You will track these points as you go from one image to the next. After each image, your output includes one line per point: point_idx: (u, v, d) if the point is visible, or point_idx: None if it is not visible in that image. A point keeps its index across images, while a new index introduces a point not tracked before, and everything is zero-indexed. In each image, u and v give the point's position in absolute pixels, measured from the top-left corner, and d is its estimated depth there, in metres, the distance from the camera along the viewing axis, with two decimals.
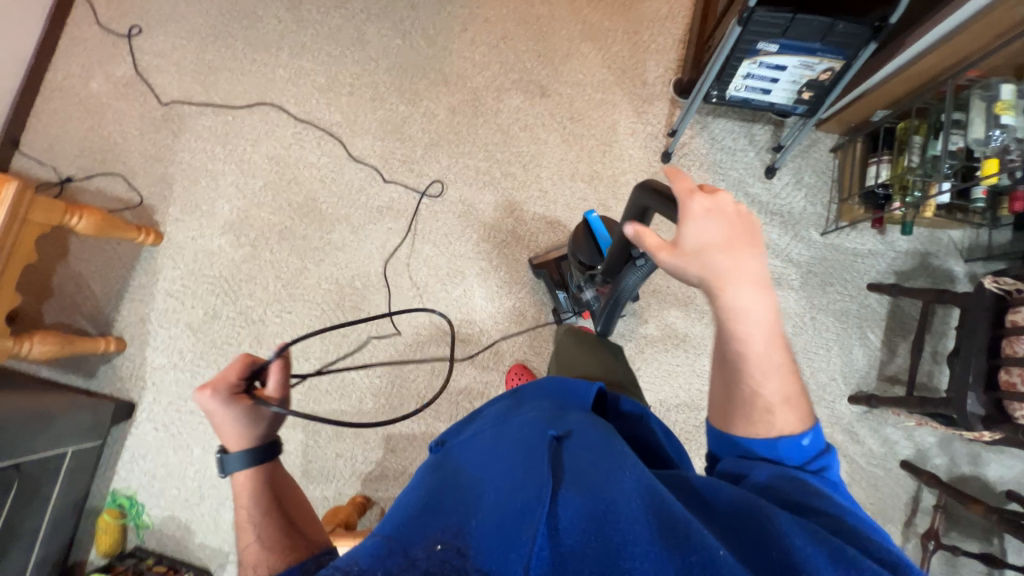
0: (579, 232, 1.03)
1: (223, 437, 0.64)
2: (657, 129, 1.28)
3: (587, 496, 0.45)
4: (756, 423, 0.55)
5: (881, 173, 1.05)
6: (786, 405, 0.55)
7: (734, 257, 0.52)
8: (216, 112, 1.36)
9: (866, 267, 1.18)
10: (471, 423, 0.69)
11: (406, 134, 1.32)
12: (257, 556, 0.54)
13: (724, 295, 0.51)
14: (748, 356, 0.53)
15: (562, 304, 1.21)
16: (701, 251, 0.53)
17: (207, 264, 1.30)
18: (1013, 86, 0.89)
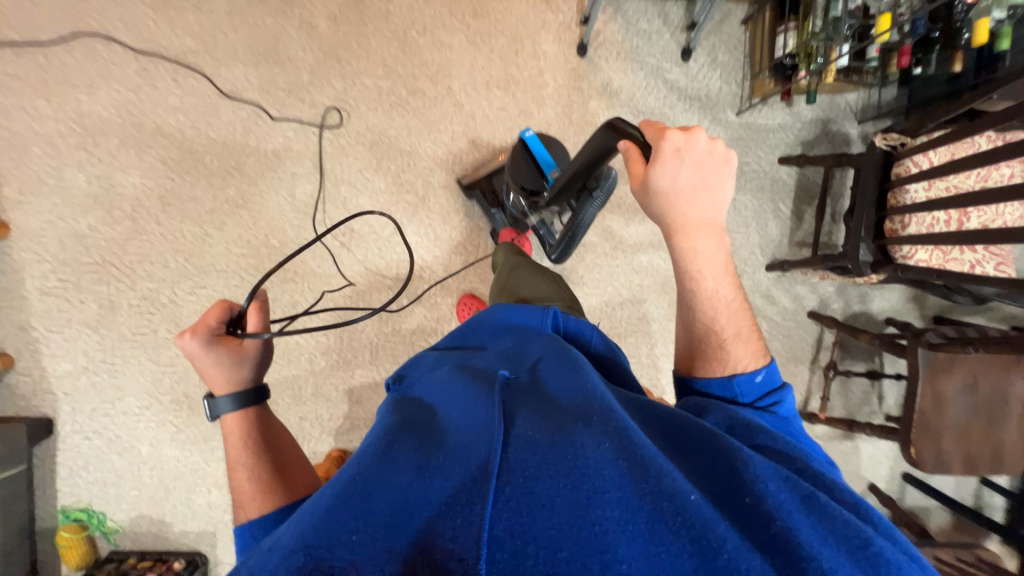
0: (519, 154, 0.97)
1: (210, 381, 0.64)
2: (569, 17, 1.16)
3: (552, 442, 0.43)
4: (712, 357, 0.59)
5: (788, 42, 1.04)
6: (738, 339, 0.60)
7: (695, 199, 0.57)
8: (18, 53, 1.05)
9: (777, 142, 1.23)
10: (427, 355, 0.68)
11: (283, 55, 1.11)
12: (251, 497, 0.57)
13: (682, 238, 0.57)
14: (702, 291, 0.59)
15: (498, 224, 1.16)
16: (668, 194, 0.56)
17: (81, 250, 1.10)
18: None
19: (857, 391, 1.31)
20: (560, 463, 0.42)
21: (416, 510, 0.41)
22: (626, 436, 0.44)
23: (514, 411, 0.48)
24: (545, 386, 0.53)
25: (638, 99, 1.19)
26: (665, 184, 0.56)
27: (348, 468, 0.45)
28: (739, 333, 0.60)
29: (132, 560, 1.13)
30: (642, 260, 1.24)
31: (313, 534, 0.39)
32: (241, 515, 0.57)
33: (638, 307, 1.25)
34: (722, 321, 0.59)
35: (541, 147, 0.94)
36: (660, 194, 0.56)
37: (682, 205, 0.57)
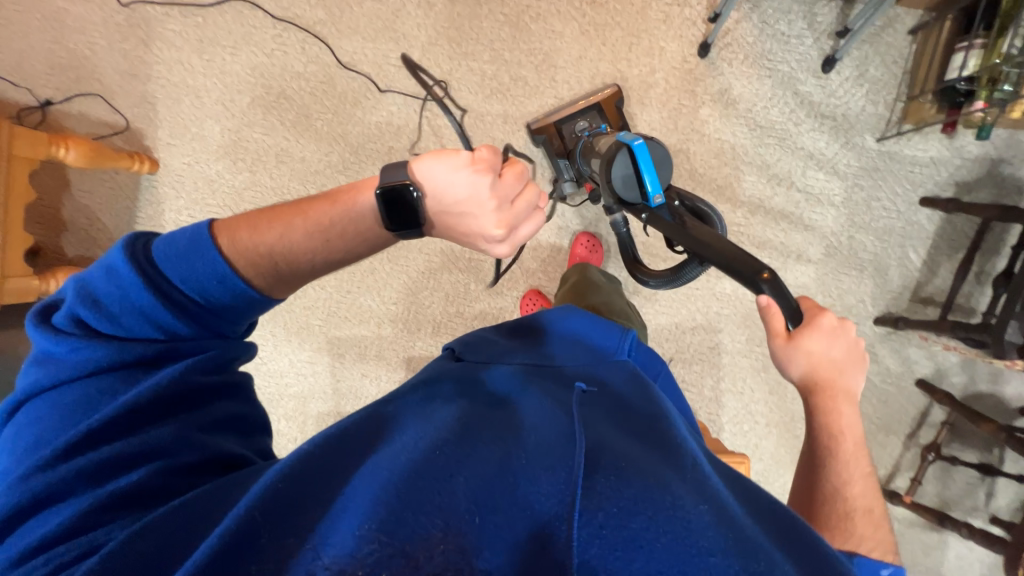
0: (615, 163, 0.73)
1: (439, 211, 0.58)
2: (696, 13, 1.06)
3: (648, 484, 0.41)
4: (833, 530, 0.59)
5: (968, 63, 0.86)
6: (867, 518, 0.60)
7: (839, 371, 0.67)
8: (184, 13, 1.20)
9: (924, 178, 1.05)
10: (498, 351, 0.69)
11: (399, 32, 1.14)
12: (251, 248, 0.53)
13: (822, 395, 0.66)
14: (838, 451, 0.64)
15: (564, 172, 1.10)
16: (812, 358, 0.66)
17: (209, 193, 1.25)
18: None
19: (960, 481, 1.12)
20: (659, 507, 0.39)
21: (495, 508, 0.38)
22: (722, 507, 0.42)
23: (601, 434, 0.47)
24: (629, 424, 0.52)
25: (759, 111, 1.07)
26: (815, 349, 0.66)
27: (427, 441, 0.44)
28: (869, 512, 0.61)
29: None
30: (726, 287, 1.14)
31: (392, 505, 0.37)
32: (230, 232, 0.53)
33: (712, 336, 1.16)
34: (851, 494, 0.62)
35: (646, 160, 0.72)
36: (807, 355, 0.65)
37: (831, 371, 0.67)
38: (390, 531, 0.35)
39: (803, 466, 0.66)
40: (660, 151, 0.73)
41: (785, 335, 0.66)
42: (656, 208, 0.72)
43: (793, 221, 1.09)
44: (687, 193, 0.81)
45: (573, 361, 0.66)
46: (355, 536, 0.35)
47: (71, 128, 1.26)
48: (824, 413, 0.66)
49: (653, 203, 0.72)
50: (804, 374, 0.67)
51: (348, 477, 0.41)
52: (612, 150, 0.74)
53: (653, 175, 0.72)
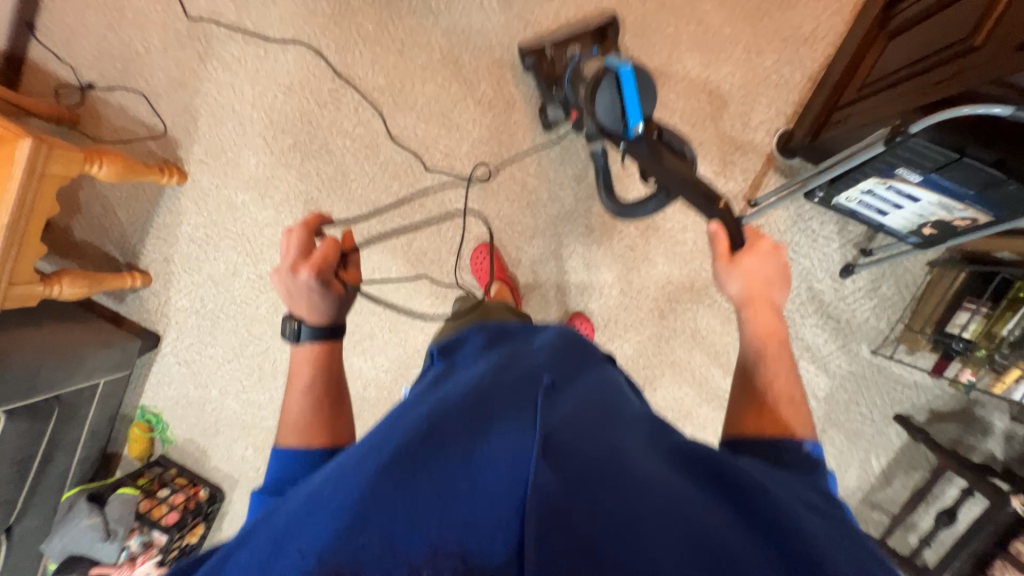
0: (604, 88, 0.80)
1: (294, 309, 0.68)
2: (739, 188, 1.08)
3: (593, 472, 0.43)
4: (765, 415, 0.62)
5: (970, 325, 0.93)
6: (789, 405, 0.63)
7: (771, 287, 0.72)
8: (246, 40, 1.18)
9: (903, 397, 1.10)
10: (476, 333, 0.70)
11: (453, 121, 1.15)
12: (294, 425, 0.63)
13: (755, 305, 0.71)
14: (762, 351, 0.68)
15: (552, 99, 1.08)
16: (748, 276, 0.72)
17: (230, 218, 1.26)
18: None
19: None
20: (607, 495, 0.41)
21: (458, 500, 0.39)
22: (675, 484, 0.44)
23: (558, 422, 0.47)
24: (591, 408, 0.52)
25: None
26: (749, 265, 0.72)
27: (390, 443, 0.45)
28: (794, 402, 0.64)
29: (173, 472, 1.34)
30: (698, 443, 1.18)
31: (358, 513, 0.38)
32: (284, 434, 0.63)
33: None
34: (773, 386, 0.65)
35: (631, 87, 0.80)
36: (744, 273, 0.71)
37: (764, 286, 0.72)
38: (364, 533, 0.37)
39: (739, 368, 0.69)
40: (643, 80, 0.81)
41: (727, 256, 0.73)
42: (634, 138, 0.81)
43: None
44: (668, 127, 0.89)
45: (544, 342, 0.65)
46: (329, 540, 0.37)
47: (109, 118, 1.25)
48: (751, 322, 0.71)
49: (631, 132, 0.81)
50: (737, 292, 0.72)
51: (324, 487, 0.43)
52: (601, 75, 0.81)
53: (636, 106, 0.80)
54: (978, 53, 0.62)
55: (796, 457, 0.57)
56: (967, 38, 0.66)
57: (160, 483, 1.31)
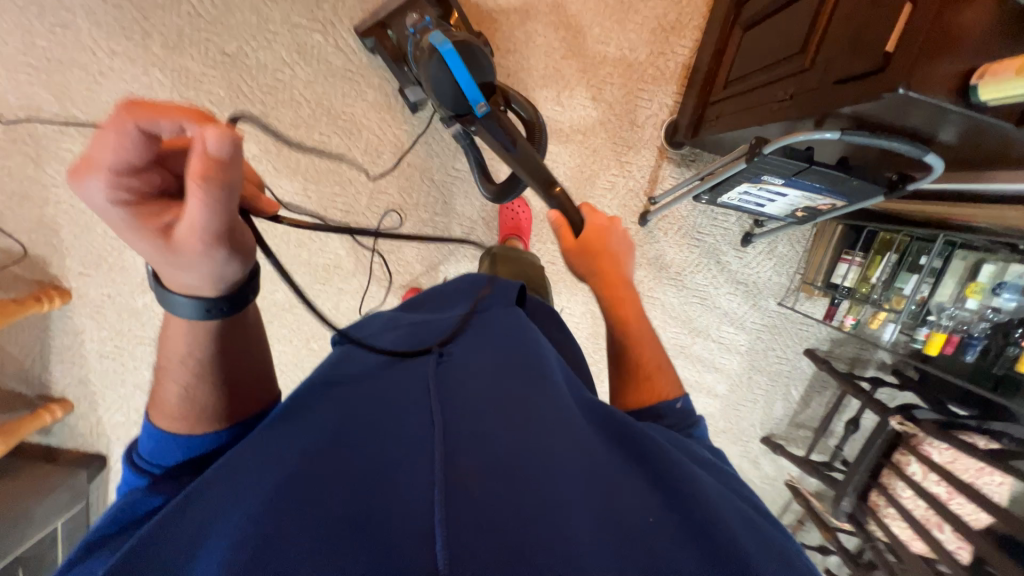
0: (436, 73, 0.74)
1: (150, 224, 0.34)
2: (639, 185, 1.12)
3: (513, 449, 0.39)
4: (636, 385, 0.64)
5: (848, 274, 1.03)
6: (660, 371, 0.65)
7: (617, 260, 0.75)
8: (84, 133, 1.04)
9: (808, 334, 1.25)
10: (380, 316, 0.65)
11: (345, 177, 1.10)
12: (173, 411, 0.43)
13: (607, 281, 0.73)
14: (625, 320, 0.70)
15: (406, 81, 0.99)
16: (591, 256, 0.74)
17: (139, 323, 1.18)
18: (993, 270, 0.84)
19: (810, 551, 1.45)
20: (520, 474, 0.37)
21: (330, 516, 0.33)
22: (590, 450, 0.41)
23: (468, 401, 0.44)
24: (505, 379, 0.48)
25: (687, 277, 1.19)
26: (590, 247, 0.74)
27: (248, 469, 0.37)
28: (659, 368, 0.66)
29: None
30: None
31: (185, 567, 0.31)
32: (156, 422, 0.43)
33: None
34: (641, 355, 0.67)
35: (460, 66, 0.73)
36: (584, 253, 0.74)
37: (611, 262, 0.75)
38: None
39: (610, 343, 0.71)
40: (474, 54, 0.74)
41: (569, 240, 0.75)
42: (482, 118, 0.76)
43: (705, 364, 1.27)
44: (512, 88, 0.86)
45: (452, 316, 0.60)
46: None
47: None
48: (612, 297, 0.73)
49: (477, 112, 0.75)
50: (584, 271, 0.75)
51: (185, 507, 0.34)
52: (426, 59, 0.74)
53: (472, 84, 0.74)
54: (810, 75, 0.65)
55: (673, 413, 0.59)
56: (799, 53, 0.70)
57: None
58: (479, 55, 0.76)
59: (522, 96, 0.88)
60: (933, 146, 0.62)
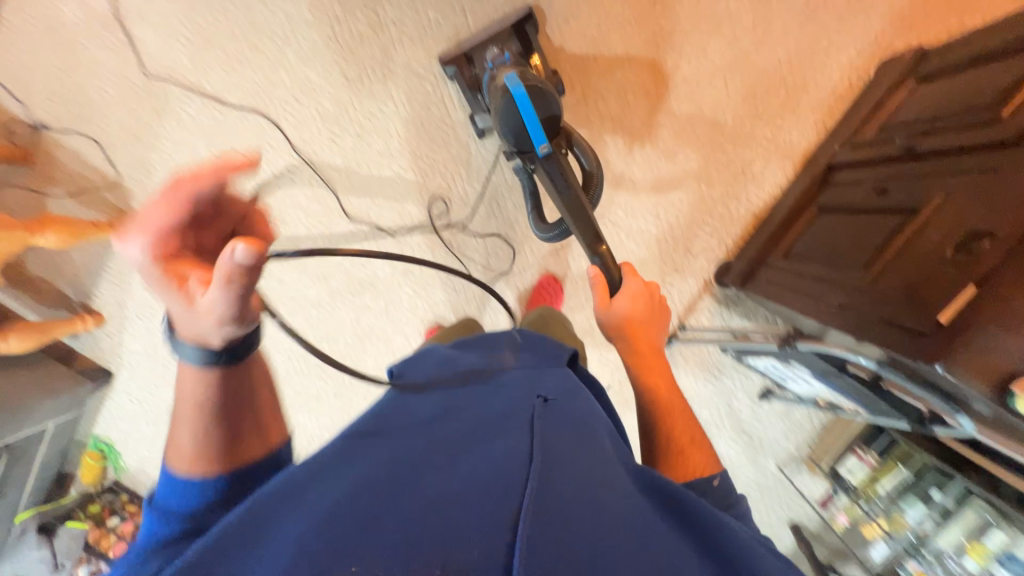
0: (505, 110, 0.83)
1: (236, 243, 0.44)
2: (675, 309, 1.13)
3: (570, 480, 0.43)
4: (672, 464, 0.62)
5: (857, 471, 1.01)
6: (693, 446, 0.64)
7: (654, 327, 0.78)
8: (203, 101, 1.16)
9: (799, 507, 1.20)
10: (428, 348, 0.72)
11: (408, 210, 1.17)
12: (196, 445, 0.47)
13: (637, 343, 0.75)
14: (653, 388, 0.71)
15: (478, 109, 1.06)
16: (623, 321, 0.76)
17: None
18: (1004, 541, 0.78)
19: None
20: (585, 513, 0.40)
21: (444, 520, 0.36)
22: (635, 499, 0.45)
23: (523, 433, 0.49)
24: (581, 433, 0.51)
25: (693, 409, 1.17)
26: (623, 310, 0.76)
27: (361, 472, 0.42)
28: (693, 442, 0.65)
29: (124, 499, 1.42)
30: None
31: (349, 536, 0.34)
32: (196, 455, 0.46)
33: None
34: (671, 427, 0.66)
35: (525, 106, 0.82)
36: (619, 316, 0.76)
37: (642, 329, 0.77)
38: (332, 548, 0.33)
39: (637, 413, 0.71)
40: (541, 95, 0.82)
41: (604, 301, 0.77)
42: (541, 157, 0.83)
43: None
44: (579, 136, 0.92)
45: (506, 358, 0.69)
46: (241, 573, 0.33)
47: (60, 160, 1.23)
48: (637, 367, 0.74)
49: (539, 151, 0.83)
50: (617, 334, 0.77)
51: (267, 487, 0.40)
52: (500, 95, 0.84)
53: (535, 128, 0.82)
54: (870, 291, 0.66)
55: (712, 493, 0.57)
56: (862, 264, 0.71)
57: (110, 510, 1.39)
58: (549, 98, 0.83)
59: (584, 139, 0.92)
60: (966, 410, 0.58)
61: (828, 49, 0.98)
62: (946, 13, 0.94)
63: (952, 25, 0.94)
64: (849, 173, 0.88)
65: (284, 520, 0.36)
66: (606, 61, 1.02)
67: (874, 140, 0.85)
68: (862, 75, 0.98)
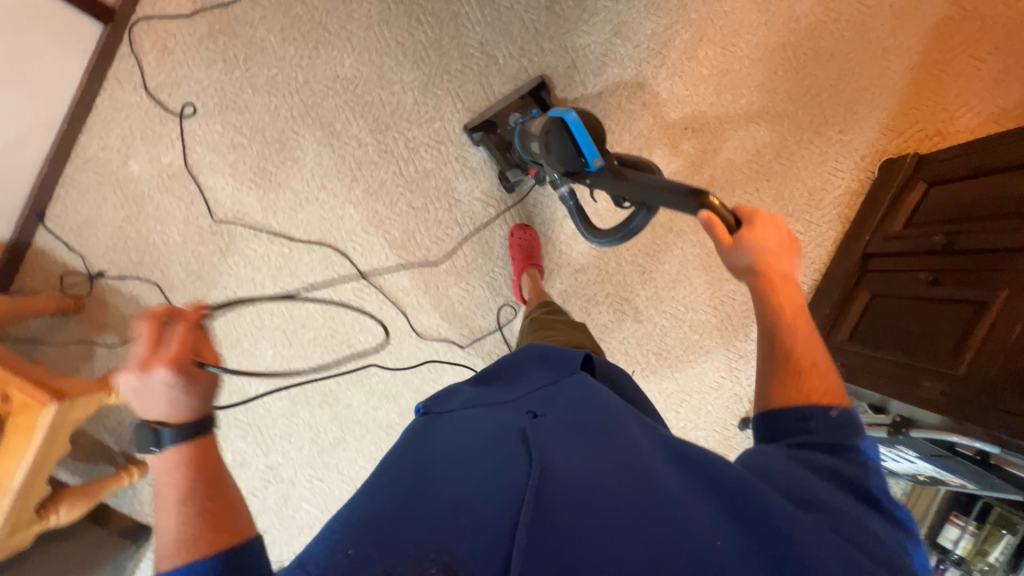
0: (555, 137, 0.81)
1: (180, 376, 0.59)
2: (744, 391, 1.19)
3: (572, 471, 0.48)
4: (790, 385, 0.59)
5: (961, 542, 1.02)
6: (814, 373, 0.60)
7: (789, 261, 0.67)
8: (270, 237, 1.21)
9: None
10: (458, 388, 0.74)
11: (476, 324, 1.22)
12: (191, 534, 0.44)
13: (780, 281, 0.65)
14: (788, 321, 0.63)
15: (508, 164, 1.15)
16: (763, 252, 0.66)
17: (241, 409, 1.23)
18: None
19: None
20: (589, 509, 0.44)
21: (467, 506, 0.45)
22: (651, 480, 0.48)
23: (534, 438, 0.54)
24: (583, 427, 0.57)
25: None
26: (756, 244, 0.66)
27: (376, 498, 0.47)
28: (815, 366, 0.60)
29: None
30: None
31: (389, 526, 0.42)
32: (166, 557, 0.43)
33: None
34: (792, 347, 0.61)
35: (581, 131, 0.79)
36: (753, 247, 0.65)
37: (777, 260, 0.66)
38: (352, 535, 0.41)
39: (765, 341, 0.64)
40: (592, 120, 0.81)
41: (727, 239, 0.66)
42: (597, 171, 0.80)
43: None
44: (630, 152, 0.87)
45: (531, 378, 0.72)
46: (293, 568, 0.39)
47: (118, 306, 1.23)
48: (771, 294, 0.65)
49: (590, 164, 0.80)
50: (749, 264, 0.66)
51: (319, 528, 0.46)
52: (550, 124, 0.82)
53: (590, 143, 0.79)
54: (968, 377, 0.75)
55: (826, 423, 0.55)
56: (951, 351, 0.79)
57: None
58: (589, 114, 0.83)
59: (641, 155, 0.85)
60: None
61: (837, 155, 1.15)
62: (921, 122, 1.14)
63: (929, 131, 1.14)
64: (886, 260, 1.01)
65: (333, 541, 0.41)
66: None
67: (902, 231, 0.99)
68: (869, 174, 1.15)
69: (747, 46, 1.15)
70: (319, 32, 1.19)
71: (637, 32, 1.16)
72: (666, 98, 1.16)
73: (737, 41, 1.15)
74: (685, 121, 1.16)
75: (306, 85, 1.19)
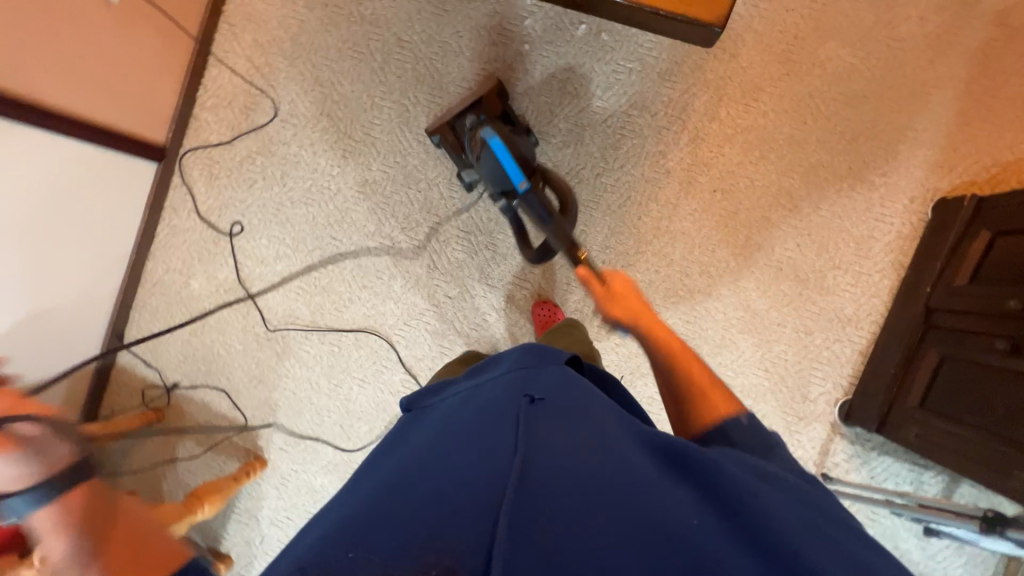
0: (484, 160, 0.96)
1: None
2: (809, 455, 1.12)
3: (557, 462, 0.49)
4: (693, 409, 0.67)
5: None
6: (712, 388, 0.68)
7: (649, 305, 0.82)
8: (320, 338, 1.28)
9: None
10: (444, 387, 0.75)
11: None
12: None
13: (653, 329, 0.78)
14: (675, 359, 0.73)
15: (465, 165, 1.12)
16: (627, 304, 0.82)
17: (309, 501, 1.30)
18: None
19: None
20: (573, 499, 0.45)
21: (456, 500, 0.46)
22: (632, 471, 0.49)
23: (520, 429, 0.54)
24: (570, 414, 0.56)
25: None
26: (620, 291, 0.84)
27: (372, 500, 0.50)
28: (709, 384, 0.68)
29: None
30: None
31: (380, 528, 0.45)
32: None
33: None
34: (686, 376, 0.70)
35: (504, 154, 0.93)
36: (620, 302, 0.82)
37: (639, 306, 0.82)
38: (343, 539, 0.44)
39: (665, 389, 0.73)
40: (515, 144, 0.96)
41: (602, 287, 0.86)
42: (521, 192, 0.92)
43: None
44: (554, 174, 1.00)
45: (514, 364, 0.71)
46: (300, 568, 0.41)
47: (192, 414, 1.33)
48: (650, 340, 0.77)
49: (518, 188, 0.92)
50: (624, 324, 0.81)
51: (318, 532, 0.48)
52: (479, 146, 0.97)
53: (513, 166, 0.92)
54: None
55: (738, 430, 0.60)
56: None
57: None
58: (519, 144, 0.97)
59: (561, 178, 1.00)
60: None
61: (882, 200, 1.09)
62: (977, 155, 1.06)
63: (987, 163, 1.05)
64: (949, 318, 0.94)
65: (338, 544, 0.43)
66: (685, 245, 1.15)
67: (965, 288, 0.93)
68: (921, 216, 1.08)
69: (770, 100, 1.12)
70: (345, 141, 1.25)
71: (653, 99, 1.15)
72: (691, 162, 1.14)
73: (760, 96, 1.12)
74: (713, 183, 1.14)
75: (338, 192, 1.26)
